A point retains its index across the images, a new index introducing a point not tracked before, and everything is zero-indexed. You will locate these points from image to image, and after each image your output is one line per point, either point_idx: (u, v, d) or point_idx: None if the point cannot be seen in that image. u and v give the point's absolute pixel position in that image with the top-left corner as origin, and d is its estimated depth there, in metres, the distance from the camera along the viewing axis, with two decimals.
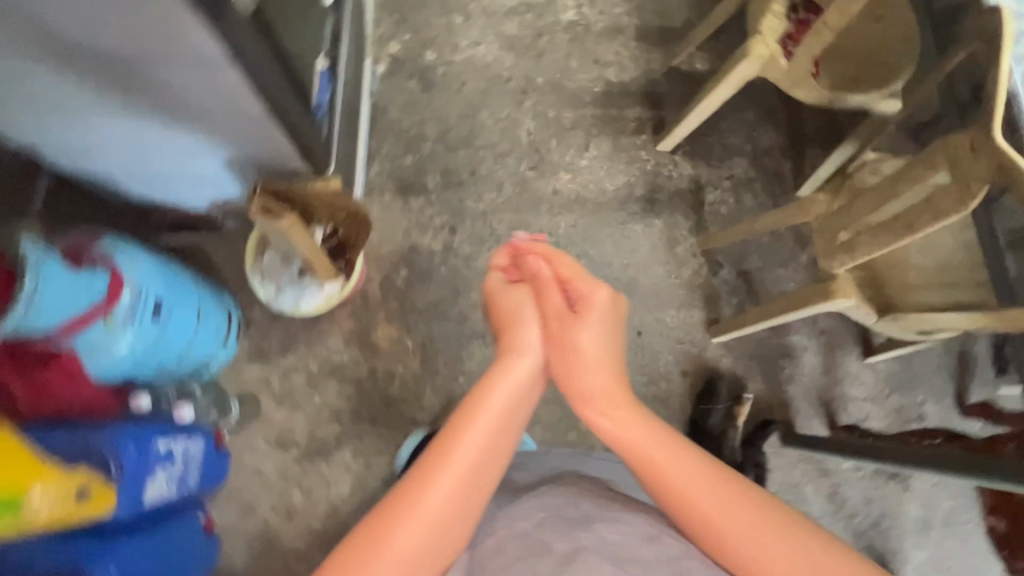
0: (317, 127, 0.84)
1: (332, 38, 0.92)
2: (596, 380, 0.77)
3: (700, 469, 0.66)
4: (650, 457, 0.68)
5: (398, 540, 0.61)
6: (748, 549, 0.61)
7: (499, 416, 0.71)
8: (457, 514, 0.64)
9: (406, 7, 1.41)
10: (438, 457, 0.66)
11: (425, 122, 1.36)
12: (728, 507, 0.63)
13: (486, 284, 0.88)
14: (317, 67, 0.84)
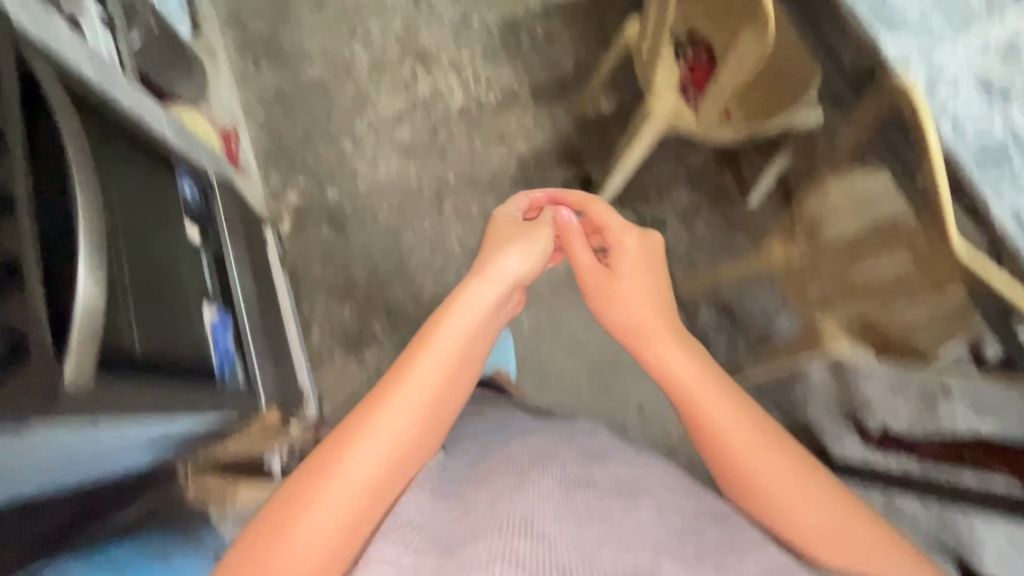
0: (230, 385, 0.76)
1: (216, 269, 0.83)
2: (636, 313, 0.70)
3: (743, 425, 0.59)
4: (678, 386, 0.63)
5: (354, 463, 0.53)
6: (776, 502, 0.55)
7: (454, 361, 0.62)
8: (422, 419, 0.58)
9: (291, 151, 1.33)
10: (401, 377, 0.59)
11: (350, 266, 1.26)
12: (770, 458, 0.57)
13: (498, 215, 0.80)
14: (208, 323, 0.76)
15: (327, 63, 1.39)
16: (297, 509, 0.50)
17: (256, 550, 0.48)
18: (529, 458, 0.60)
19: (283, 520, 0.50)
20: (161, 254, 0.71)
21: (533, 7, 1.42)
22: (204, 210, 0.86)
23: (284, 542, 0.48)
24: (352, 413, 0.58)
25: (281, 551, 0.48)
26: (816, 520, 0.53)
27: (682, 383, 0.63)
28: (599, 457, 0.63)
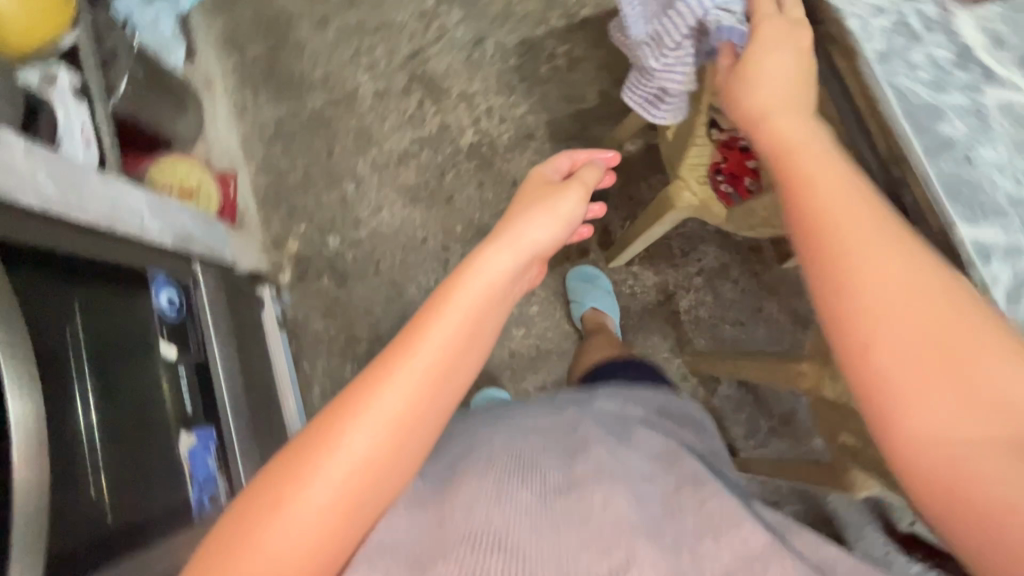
0: (210, 516, 0.73)
1: (196, 380, 0.80)
2: (810, 212, 0.46)
3: (941, 293, 0.40)
4: (823, 223, 0.45)
5: (352, 443, 0.47)
6: (947, 395, 0.38)
7: (470, 320, 0.55)
8: (402, 437, 0.49)
9: (292, 193, 1.26)
10: (414, 340, 0.53)
11: (350, 322, 1.22)
12: (921, 369, 0.39)
13: (534, 173, 0.73)
14: (183, 454, 0.73)
15: (328, 92, 1.28)
16: (292, 484, 0.45)
17: (220, 545, 0.44)
18: (506, 462, 0.57)
19: (271, 503, 0.45)
20: (130, 405, 0.70)
21: (555, 26, 1.26)
22: (186, 312, 0.82)
23: (288, 497, 0.45)
24: (347, 392, 0.51)
25: (256, 540, 0.43)
26: (948, 420, 0.38)
27: (809, 185, 0.46)
28: (580, 448, 0.59)
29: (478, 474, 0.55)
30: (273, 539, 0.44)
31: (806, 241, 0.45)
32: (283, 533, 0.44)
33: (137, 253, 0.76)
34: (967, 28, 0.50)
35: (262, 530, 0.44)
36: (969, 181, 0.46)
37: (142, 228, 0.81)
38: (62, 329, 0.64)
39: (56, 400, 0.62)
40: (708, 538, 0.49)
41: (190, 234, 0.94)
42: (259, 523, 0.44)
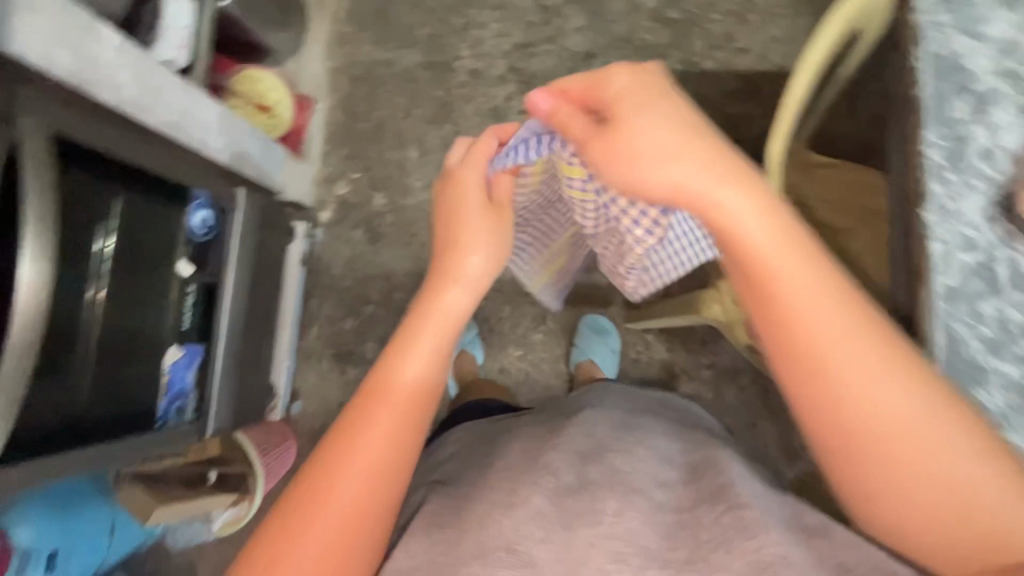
0: (173, 426, 0.81)
1: (201, 299, 0.86)
2: (794, 359, 0.48)
3: (899, 415, 0.45)
4: (807, 367, 0.47)
5: (348, 483, 0.51)
6: (921, 503, 0.46)
7: (437, 349, 0.57)
8: (388, 464, 0.53)
9: (358, 139, 1.27)
10: (375, 388, 0.55)
11: (367, 280, 1.25)
12: (890, 474, 0.46)
13: (459, 171, 0.60)
14: (166, 366, 0.80)
15: (428, 53, 1.27)
16: (302, 521, 0.49)
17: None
18: (515, 469, 0.56)
19: (285, 544, 0.49)
20: (140, 305, 0.76)
21: (670, 69, 1.20)
22: (214, 234, 0.87)
23: (293, 529, 0.49)
24: (324, 441, 0.54)
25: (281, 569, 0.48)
26: (901, 511, 0.47)
27: (793, 335, 0.47)
28: (593, 448, 0.58)
29: (490, 486, 0.55)
30: (294, 567, 0.48)
31: (790, 377, 0.49)
32: (307, 559, 0.49)
33: (187, 171, 0.79)
34: (935, 223, 0.50)
35: (286, 561, 0.48)
36: (974, 364, 0.48)
37: (204, 143, 0.84)
38: (94, 226, 0.68)
39: (85, 285, 0.68)
40: (721, 552, 0.49)
41: (248, 155, 0.97)
42: (276, 558, 0.49)
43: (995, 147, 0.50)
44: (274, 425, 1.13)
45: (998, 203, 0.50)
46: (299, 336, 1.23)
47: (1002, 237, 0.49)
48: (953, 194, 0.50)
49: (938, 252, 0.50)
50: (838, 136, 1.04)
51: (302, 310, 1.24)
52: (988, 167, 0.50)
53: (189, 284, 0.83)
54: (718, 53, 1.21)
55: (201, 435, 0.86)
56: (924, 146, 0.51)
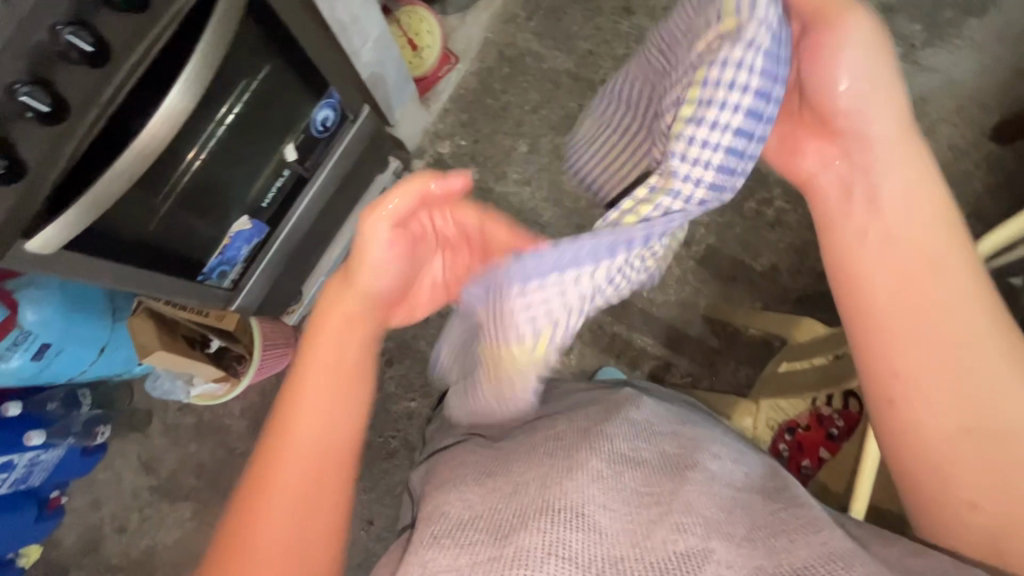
0: (209, 285, 0.83)
1: (288, 187, 0.87)
2: (902, 353, 0.46)
3: (1004, 391, 0.44)
4: (904, 368, 0.46)
5: (312, 412, 0.50)
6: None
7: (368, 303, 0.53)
8: (342, 384, 0.52)
9: (480, 112, 1.29)
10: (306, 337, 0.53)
11: None
12: (1003, 459, 0.43)
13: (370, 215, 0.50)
14: (231, 231, 0.82)
15: (579, 65, 1.29)
16: (271, 488, 0.47)
17: (229, 544, 0.46)
18: (580, 434, 0.54)
19: (268, 474, 0.47)
20: (230, 170, 0.78)
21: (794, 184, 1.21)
22: (328, 135, 0.88)
23: (268, 505, 0.46)
24: (278, 402, 0.51)
25: (260, 511, 0.46)
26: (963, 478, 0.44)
27: (899, 333, 0.47)
28: (643, 428, 0.56)
29: (544, 459, 0.50)
30: (273, 506, 0.46)
31: (876, 382, 0.47)
32: (290, 496, 0.47)
33: (335, 71, 0.81)
34: None
35: (266, 501, 0.46)
36: None
37: (356, 53, 0.88)
38: (234, 85, 0.71)
39: (195, 130, 0.70)
40: (782, 539, 0.41)
41: (384, 78, 0.99)
42: (258, 493, 0.47)
43: None
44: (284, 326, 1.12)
45: None
46: None
47: None
48: None
49: None
50: None
51: None
52: None
53: (285, 168, 0.85)
54: None
55: (226, 304, 0.88)
56: None
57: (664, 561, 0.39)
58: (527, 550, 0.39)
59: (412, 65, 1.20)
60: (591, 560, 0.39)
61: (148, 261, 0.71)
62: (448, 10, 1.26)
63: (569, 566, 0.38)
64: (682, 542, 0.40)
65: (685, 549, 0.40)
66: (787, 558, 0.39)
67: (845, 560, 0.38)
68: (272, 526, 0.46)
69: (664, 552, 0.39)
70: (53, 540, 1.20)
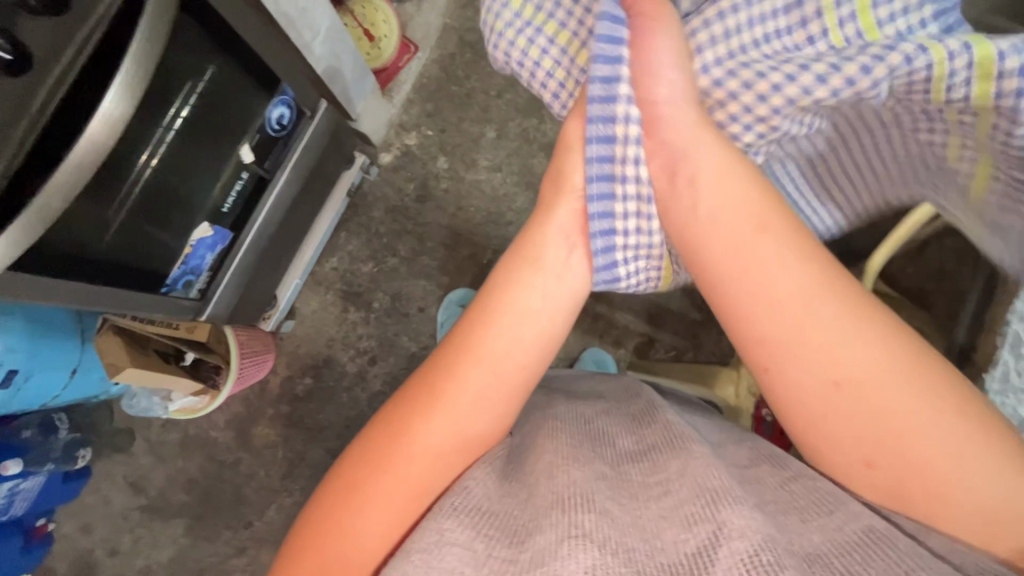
0: (175, 296, 0.81)
1: (248, 190, 0.85)
2: (757, 319, 0.45)
3: (880, 361, 0.42)
4: (772, 332, 0.45)
5: (427, 433, 0.50)
6: (937, 461, 0.40)
7: (505, 341, 0.52)
8: (480, 407, 0.51)
9: (445, 100, 1.27)
10: (463, 346, 0.52)
11: (400, 235, 1.24)
12: (887, 425, 0.41)
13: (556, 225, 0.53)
14: (192, 240, 0.80)
15: None
16: (349, 510, 0.47)
17: (316, 527, 0.48)
18: (577, 424, 0.54)
19: (358, 479, 0.49)
20: (184, 174, 0.76)
21: None
22: (285, 133, 0.85)
23: (356, 508, 0.47)
24: (394, 401, 0.53)
25: (353, 504, 0.47)
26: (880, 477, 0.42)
27: (745, 301, 0.46)
28: (646, 413, 0.55)
29: (543, 448, 0.50)
30: (367, 520, 0.47)
31: (750, 344, 0.46)
32: (382, 510, 0.47)
33: (286, 65, 0.79)
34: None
35: (363, 508, 0.47)
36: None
37: (307, 46, 0.85)
38: (180, 86, 0.69)
39: (139, 134, 0.68)
40: (793, 517, 0.41)
41: (341, 72, 0.97)
42: (354, 498, 0.48)
43: None
44: (260, 332, 1.13)
45: None
46: (316, 261, 1.23)
47: None
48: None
49: None
50: (903, 274, 1.02)
51: (328, 238, 1.23)
52: None
53: (243, 171, 0.83)
54: None
55: (196, 315, 0.85)
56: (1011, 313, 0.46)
57: (676, 563, 0.37)
58: (546, 545, 0.38)
59: (369, 56, 1.17)
60: (605, 538, 0.38)
61: (102, 275, 0.68)
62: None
63: (584, 550, 0.37)
64: (694, 538, 0.38)
65: (697, 546, 0.37)
66: (800, 540, 0.38)
67: (863, 550, 0.37)
68: (363, 537, 0.46)
69: (675, 551, 0.38)
70: (45, 568, 1.18)
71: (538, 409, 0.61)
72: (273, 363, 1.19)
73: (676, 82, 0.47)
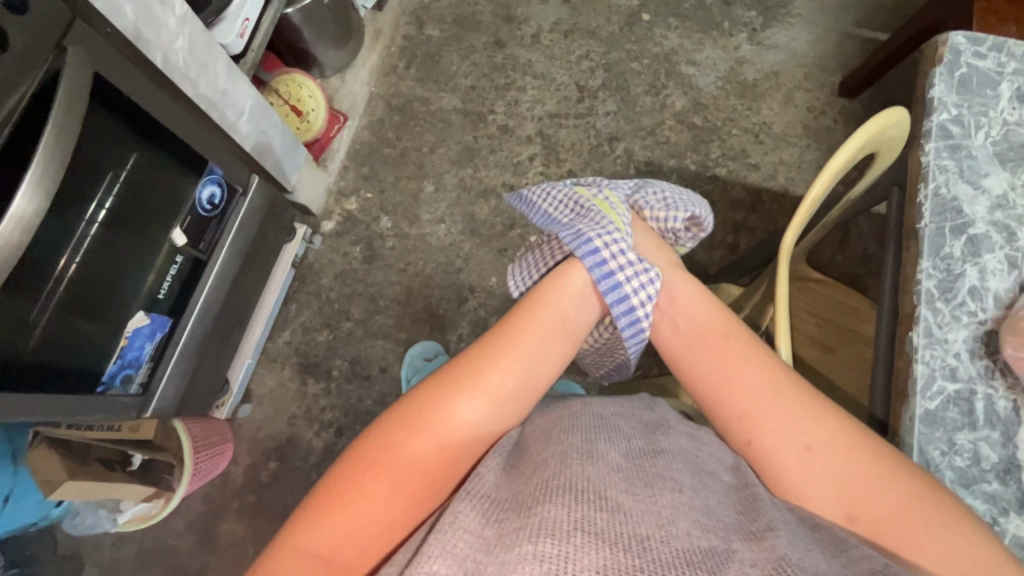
0: (114, 393, 0.76)
1: (185, 272, 0.84)
2: (741, 396, 0.52)
3: (835, 435, 0.48)
4: (749, 406, 0.51)
5: (459, 415, 0.51)
6: (923, 530, 0.43)
7: (512, 379, 0.54)
8: (509, 401, 0.53)
9: (380, 163, 1.31)
10: (525, 313, 0.57)
11: (352, 298, 1.23)
12: (864, 486, 0.46)
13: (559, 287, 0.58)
14: (127, 330, 0.77)
15: (465, 101, 1.35)
16: (348, 504, 0.47)
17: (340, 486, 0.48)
18: (591, 422, 0.52)
19: (381, 452, 0.50)
20: (116, 258, 0.74)
21: (687, 167, 1.30)
22: (217, 213, 0.86)
23: (352, 492, 0.47)
24: (405, 406, 0.53)
25: (372, 467, 0.49)
26: (872, 524, 0.44)
27: (729, 383, 0.53)
28: (660, 425, 0.54)
29: (561, 433, 0.50)
30: (363, 502, 0.47)
31: (749, 417, 0.51)
32: (382, 491, 0.48)
33: (209, 144, 0.79)
34: (958, 339, 0.49)
35: (374, 471, 0.48)
36: (946, 342, 0.49)
37: (233, 125, 0.86)
38: (105, 171, 0.68)
39: (69, 217, 0.66)
40: (823, 554, 0.40)
41: (270, 147, 0.98)
42: (373, 465, 0.49)
43: (985, 288, 0.50)
44: (216, 422, 1.08)
45: (982, 339, 0.49)
46: (267, 338, 1.19)
47: (982, 372, 0.48)
48: (944, 324, 0.49)
49: (921, 373, 0.48)
50: (833, 261, 1.08)
51: (278, 313, 1.21)
52: (975, 305, 0.49)
53: (177, 254, 0.81)
54: (730, 162, 1.30)
55: (139, 412, 0.80)
56: (918, 273, 0.51)
57: (690, 551, 0.37)
58: (552, 517, 0.38)
59: (303, 129, 1.19)
60: (617, 535, 0.38)
61: (23, 376, 0.64)
62: (326, 73, 1.28)
63: (595, 546, 0.36)
64: (706, 539, 0.39)
65: (710, 546, 0.38)
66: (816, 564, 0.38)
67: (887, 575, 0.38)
68: (355, 516, 0.46)
69: (688, 543, 0.38)
70: None
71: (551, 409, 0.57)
72: (232, 453, 1.12)
73: (676, 302, 0.59)
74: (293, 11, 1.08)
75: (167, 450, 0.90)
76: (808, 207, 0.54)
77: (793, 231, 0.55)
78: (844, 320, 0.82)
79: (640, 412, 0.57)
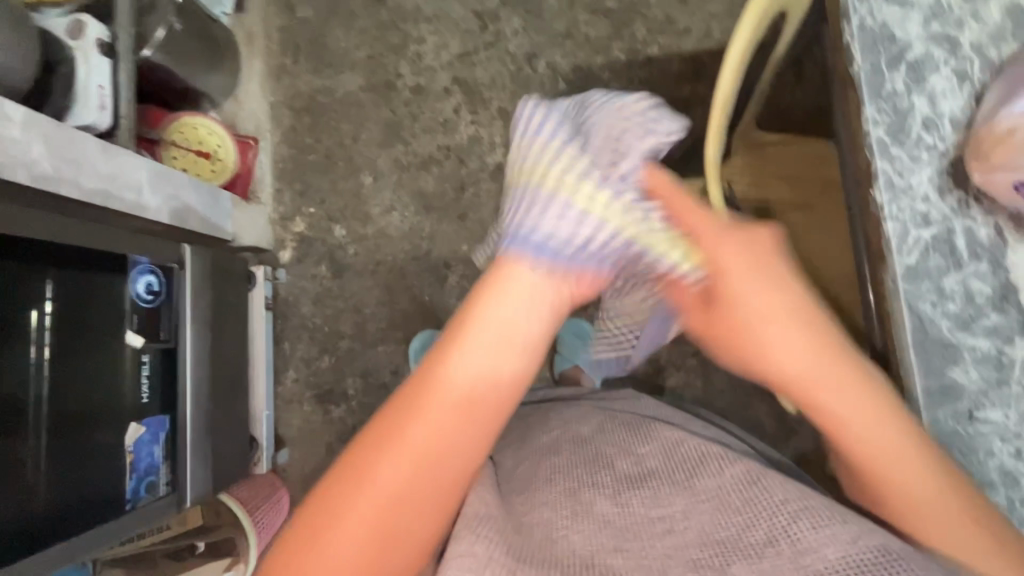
0: (146, 505, 0.77)
1: (158, 366, 0.81)
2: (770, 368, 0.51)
3: (870, 423, 0.47)
4: (779, 377, 0.51)
5: (423, 448, 0.49)
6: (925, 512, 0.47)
7: (473, 410, 0.50)
8: (470, 429, 0.50)
9: (310, 173, 1.25)
10: (482, 301, 0.53)
11: (338, 316, 1.22)
12: (879, 464, 0.47)
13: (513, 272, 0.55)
14: (128, 443, 0.76)
15: (367, 75, 1.25)
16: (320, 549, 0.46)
17: (334, 492, 0.48)
18: (578, 468, 0.56)
19: (349, 488, 0.48)
20: (88, 382, 0.73)
21: (616, 58, 1.21)
22: (163, 298, 0.82)
23: (324, 534, 0.47)
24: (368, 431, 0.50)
25: (368, 472, 0.48)
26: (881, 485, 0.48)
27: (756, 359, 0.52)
28: (649, 434, 0.59)
29: (550, 484, 0.55)
30: (350, 524, 0.47)
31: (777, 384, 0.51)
32: (360, 523, 0.47)
33: (119, 239, 0.75)
34: (923, 181, 0.46)
35: (360, 486, 0.48)
36: (909, 189, 0.46)
37: (139, 204, 0.81)
38: (28, 306, 0.67)
39: (14, 353, 0.66)
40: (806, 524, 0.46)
41: (189, 206, 0.93)
42: (363, 477, 0.48)
43: (939, 115, 0.46)
44: (260, 477, 1.11)
45: (948, 172, 0.46)
46: (276, 383, 1.20)
47: (955, 207, 0.46)
48: (905, 169, 0.46)
49: (893, 229, 0.46)
50: (794, 106, 1.01)
51: (275, 356, 1.20)
52: (933, 137, 0.46)
53: (143, 355, 0.79)
54: (660, 36, 1.20)
55: (179, 506, 0.82)
56: (865, 124, 0.46)
57: None
58: None
59: (213, 174, 1.11)
60: None
61: (40, 536, 0.65)
62: (216, 101, 1.19)
63: None
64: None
65: None
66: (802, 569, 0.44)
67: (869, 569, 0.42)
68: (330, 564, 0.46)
69: None
70: None
71: (533, 439, 0.63)
72: (289, 496, 1.17)
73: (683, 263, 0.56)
74: (151, 52, 0.97)
75: (213, 527, 0.93)
76: (718, 117, 0.51)
77: (712, 145, 0.53)
78: (810, 171, 0.77)
79: (623, 426, 0.62)
